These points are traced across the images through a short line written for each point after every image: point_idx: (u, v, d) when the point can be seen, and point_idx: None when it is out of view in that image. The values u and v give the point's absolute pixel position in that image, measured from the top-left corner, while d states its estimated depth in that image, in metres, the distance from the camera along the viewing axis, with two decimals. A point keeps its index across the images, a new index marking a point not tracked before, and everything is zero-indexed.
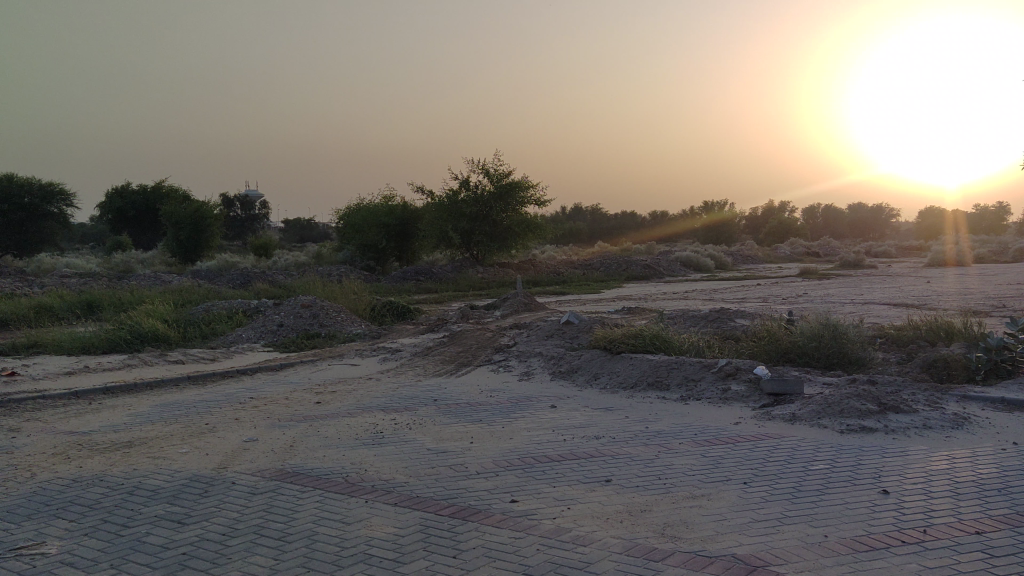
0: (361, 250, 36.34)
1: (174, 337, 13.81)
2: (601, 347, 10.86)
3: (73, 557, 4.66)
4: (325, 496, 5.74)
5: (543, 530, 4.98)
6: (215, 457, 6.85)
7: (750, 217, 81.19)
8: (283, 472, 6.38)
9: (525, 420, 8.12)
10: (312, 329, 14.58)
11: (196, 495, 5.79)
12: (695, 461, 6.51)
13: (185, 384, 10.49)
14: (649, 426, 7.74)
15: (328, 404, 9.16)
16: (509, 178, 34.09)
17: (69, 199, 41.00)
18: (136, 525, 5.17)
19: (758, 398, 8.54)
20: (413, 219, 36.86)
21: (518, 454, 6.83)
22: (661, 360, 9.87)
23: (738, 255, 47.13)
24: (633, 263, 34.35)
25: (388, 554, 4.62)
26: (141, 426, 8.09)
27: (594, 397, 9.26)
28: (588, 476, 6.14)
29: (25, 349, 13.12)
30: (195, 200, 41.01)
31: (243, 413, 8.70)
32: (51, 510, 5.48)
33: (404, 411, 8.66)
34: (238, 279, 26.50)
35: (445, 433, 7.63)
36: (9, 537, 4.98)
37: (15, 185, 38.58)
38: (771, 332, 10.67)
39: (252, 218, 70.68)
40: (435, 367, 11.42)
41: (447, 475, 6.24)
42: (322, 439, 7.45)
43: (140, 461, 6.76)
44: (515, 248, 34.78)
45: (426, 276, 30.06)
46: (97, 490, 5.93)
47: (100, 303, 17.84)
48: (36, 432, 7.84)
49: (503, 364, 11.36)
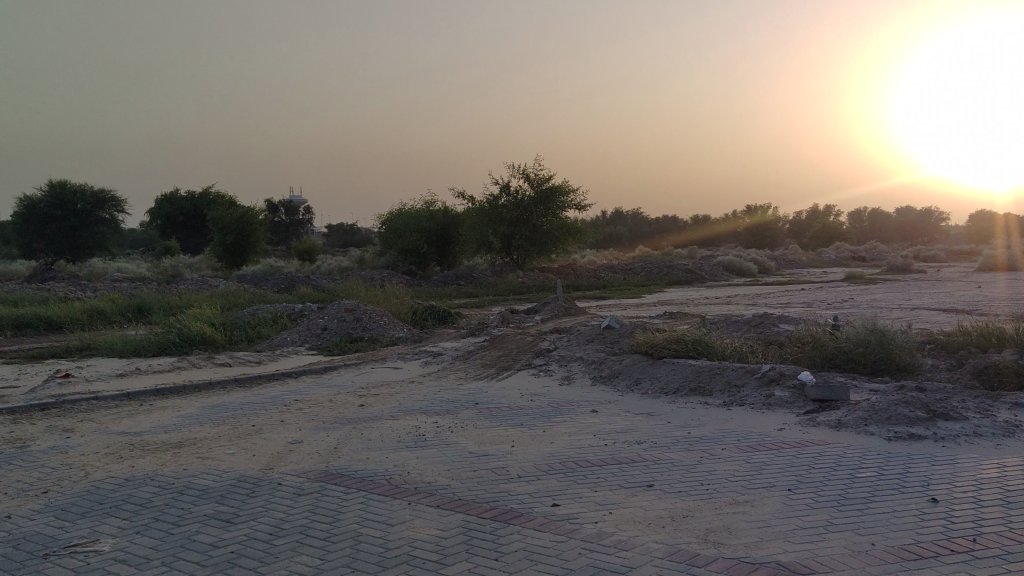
0: (402, 255, 36.60)
1: (220, 341, 14.08)
2: (642, 351, 10.81)
3: (126, 554, 4.78)
4: (369, 498, 5.82)
5: (584, 534, 4.99)
6: (261, 458, 6.97)
7: (794, 221, 80.24)
8: (328, 473, 6.48)
9: (566, 424, 8.13)
10: (355, 333, 14.73)
11: (244, 496, 5.89)
12: (738, 467, 6.47)
13: (232, 387, 10.68)
14: (691, 431, 7.70)
15: (371, 407, 9.27)
16: (549, 182, 34.09)
17: (120, 205, 41.87)
18: (186, 524, 5.28)
19: (802, 404, 8.45)
20: (455, 224, 37.02)
21: (560, 459, 6.84)
22: (704, 364, 9.81)
23: (781, 259, 46.58)
24: (675, 268, 34.18)
25: (430, 556, 4.67)
26: (190, 426, 8.28)
27: (635, 402, 9.23)
28: (630, 481, 6.13)
29: (78, 352, 13.49)
30: (241, 206, 41.65)
31: (288, 414, 8.84)
32: (103, 508, 5.63)
33: (445, 415, 8.72)
34: (282, 283, 26.90)
35: (487, 436, 7.68)
36: (64, 535, 5.12)
37: (68, 193, 39.53)
38: (816, 338, 10.54)
39: (296, 222, 71.58)
40: (476, 371, 11.47)
41: (488, 478, 6.28)
42: (366, 442, 7.55)
43: (189, 461, 6.90)
44: (556, 253, 34.79)
45: (467, 280, 30.22)
46: (149, 489, 6.08)
47: (150, 307, 18.24)
48: (89, 432, 8.06)
49: (544, 368, 11.40)
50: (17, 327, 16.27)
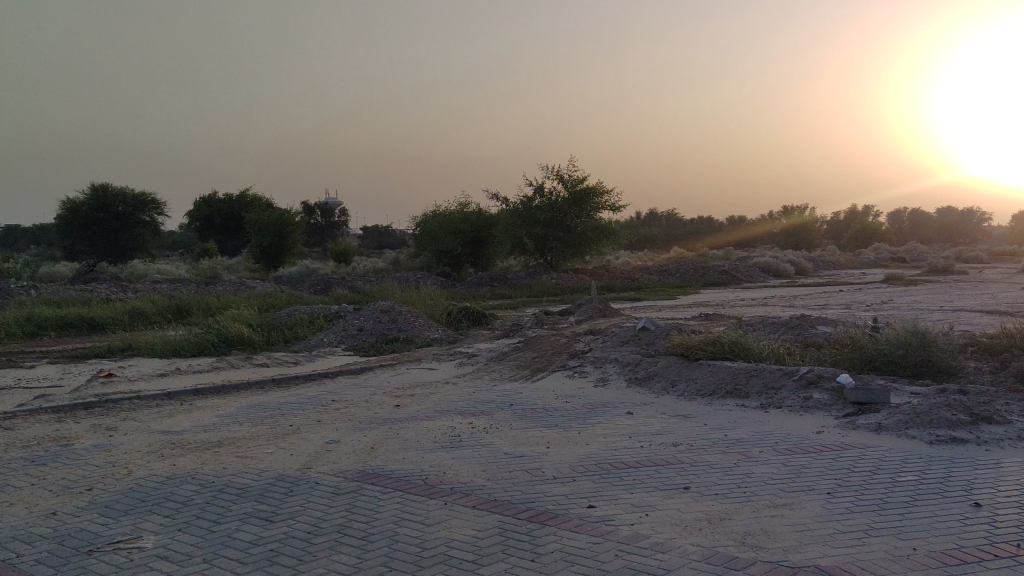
0: (436, 256, 36.74)
1: (258, 341, 14.25)
2: (678, 353, 10.75)
3: (169, 551, 4.86)
4: (405, 497, 5.85)
5: (620, 536, 4.98)
6: (299, 458, 7.04)
7: (832, 222, 79.27)
8: (365, 473, 6.53)
9: (601, 426, 8.11)
10: (391, 334, 14.82)
11: (282, 495, 5.96)
12: (777, 470, 6.42)
13: (270, 387, 10.80)
14: (728, 434, 7.65)
15: (407, 408, 9.32)
16: (583, 184, 34.03)
17: (160, 208, 42.49)
18: (227, 522, 5.35)
19: (841, 407, 8.36)
20: (489, 226, 37.10)
21: (595, 460, 6.83)
22: (740, 366, 9.73)
23: (818, 261, 46.03)
24: (710, 270, 33.93)
25: (467, 556, 4.69)
26: (229, 426, 8.39)
27: (671, 404, 9.18)
28: (666, 484, 6.11)
29: (120, 352, 13.73)
30: (278, 209, 42.07)
31: (325, 415, 8.93)
32: (146, 506, 5.73)
33: (481, 416, 8.74)
34: (319, 284, 27.14)
35: (522, 437, 7.70)
36: (108, 532, 5.22)
37: (110, 195, 40.19)
38: (855, 339, 10.40)
39: (332, 224, 72.16)
40: (511, 372, 11.48)
41: (523, 479, 6.29)
42: (403, 442, 7.60)
43: (228, 460, 7.00)
44: (590, 254, 34.70)
45: (501, 281, 30.27)
46: (190, 487, 6.16)
47: (189, 308, 18.51)
48: (132, 431, 8.20)
49: (579, 369, 11.37)
50: (61, 327, 16.59)
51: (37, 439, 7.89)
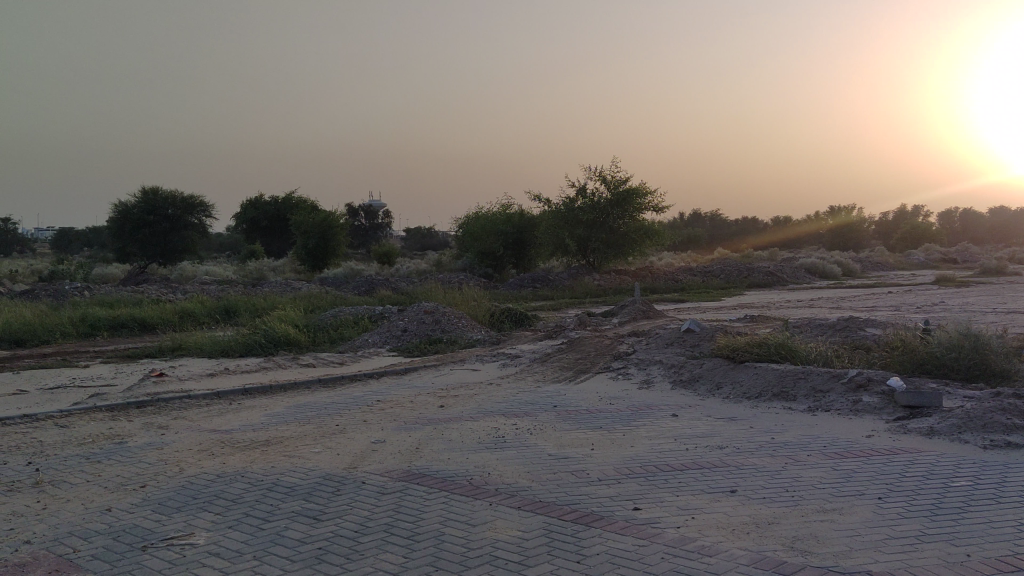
0: (478, 258, 36.85)
1: (304, 342, 14.43)
2: (724, 355, 10.66)
3: (220, 548, 4.94)
4: (451, 498, 5.88)
5: (667, 539, 4.96)
6: (345, 457, 7.12)
7: (880, 222, 77.94)
8: (411, 473, 6.59)
9: (646, 429, 8.07)
10: (434, 335, 14.91)
11: (329, 494, 6.03)
12: (825, 474, 6.33)
13: (316, 387, 10.93)
14: (774, 437, 7.56)
15: (451, 408, 9.36)
16: (625, 185, 33.86)
17: (208, 210, 43.20)
18: (276, 520, 5.43)
19: (892, 411, 8.22)
20: (531, 227, 37.11)
21: (640, 463, 6.80)
22: (788, 369, 9.62)
23: (866, 261, 45.25)
24: (755, 271, 33.57)
25: (513, 556, 4.71)
26: (277, 425, 8.51)
27: (717, 407, 9.09)
28: (713, 487, 6.06)
29: (170, 353, 14.00)
30: (324, 211, 42.52)
31: (370, 414, 9.02)
32: (197, 503, 5.84)
33: (525, 417, 8.75)
34: (363, 286, 27.38)
35: (566, 439, 7.68)
36: (161, 528, 5.33)
37: (159, 198, 41.00)
38: (905, 342, 10.21)
39: (375, 226, 72.80)
40: (554, 374, 11.49)
41: (568, 481, 6.28)
42: (447, 442, 7.64)
43: (276, 459, 7.09)
44: (633, 255, 34.53)
45: (543, 283, 30.27)
46: (239, 486, 6.27)
47: (236, 308, 18.81)
48: (183, 430, 8.36)
49: (622, 371, 11.33)
50: (114, 327, 16.97)
51: (91, 436, 8.08)
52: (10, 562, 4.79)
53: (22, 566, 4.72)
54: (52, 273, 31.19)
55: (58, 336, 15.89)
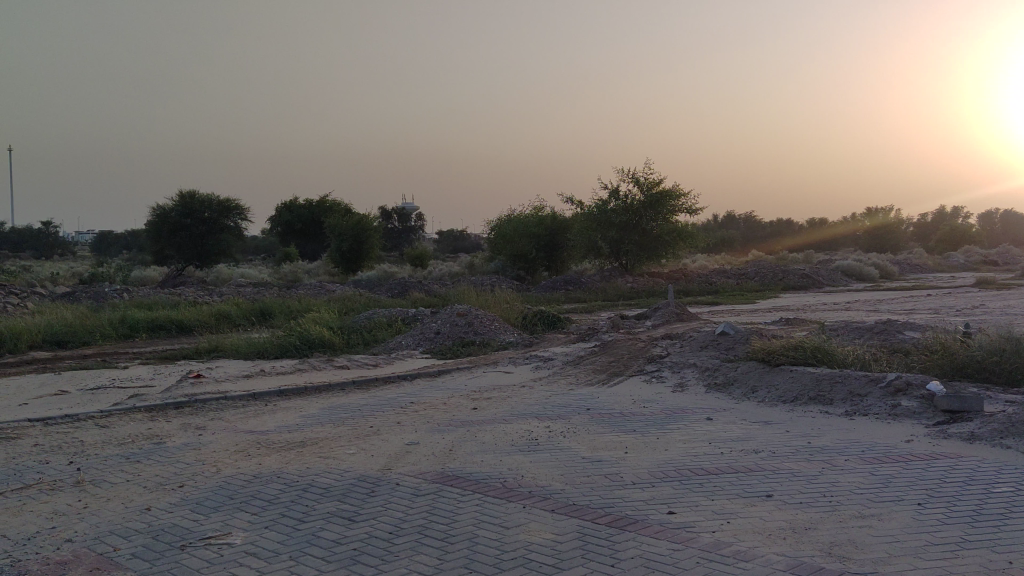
0: (511, 260, 36.90)
1: (338, 344, 14.53)
2: (759, 358, 10.55)
3: (256, 548, 4.99)
4: (485, 500, 5.89)
5: (702, 543, 4.92)
6: (379, 459, 7.16)
7: (919, 224, 76.77)
8: (444, 475, 6.60)
9: (680, 432, 8.02)
10: (467, 337, 14.94)
11: (364, 495, 6.06)
12: (864, 479, 6.24)
13: (351, 389, 11.00)
14: (811, 442, 7.48)
15: (484, 411, 9.38)
16: (659, 187, 33.65)
17: (244, 213, 43.64)
18: (311, 521, 5.47)
19: (931, 415, 8.09)
20: (563, 230, 37.04)
21: (675, 466, 6.76)
22: (824, 373, 9.50)
23: (905, 264, 44.61)
24: (790, 274, 33.24)
25: (546, 559, 4.70)
26: (312, 426, 8.58)
27: (752, 410, 9.02)
28: (749, 491, 6.00)
29: (207, 354, 14.18)
30: (357, 214, 42.78)
31: (404, 416, 9.06)
32: (234, 503, 5.90)
33: (558, 420, 8.74)
34: (396, 287, 27.55)
35: (600, 442, 7.66)
36: (199, 527, 5.40)
37: (196, 202, 41.52)
38: (945, 345, 10.03)
39: (409, 229, 73.20)
40: (587, 376, 11.47)
41: (602, 484, 6.26)
42: (481, 444, 7.65)
43: (312, 460, 7.15)
44: (666, 257, 34.35)
45: (575, 285, 30.25)
46: (275, 487, 6.32)
47: (271, 311, 18.99)
48: (220, 430, 8.46)
49: (656, 374, 11.27)
50: (152, 329, 17.22)
51: (130, 437, 8.20)
52: (53, 559, 4.88)
53: (64, 564, 4.80)
54: (92, 276, 31.72)
55: (98, 337, 16.16)
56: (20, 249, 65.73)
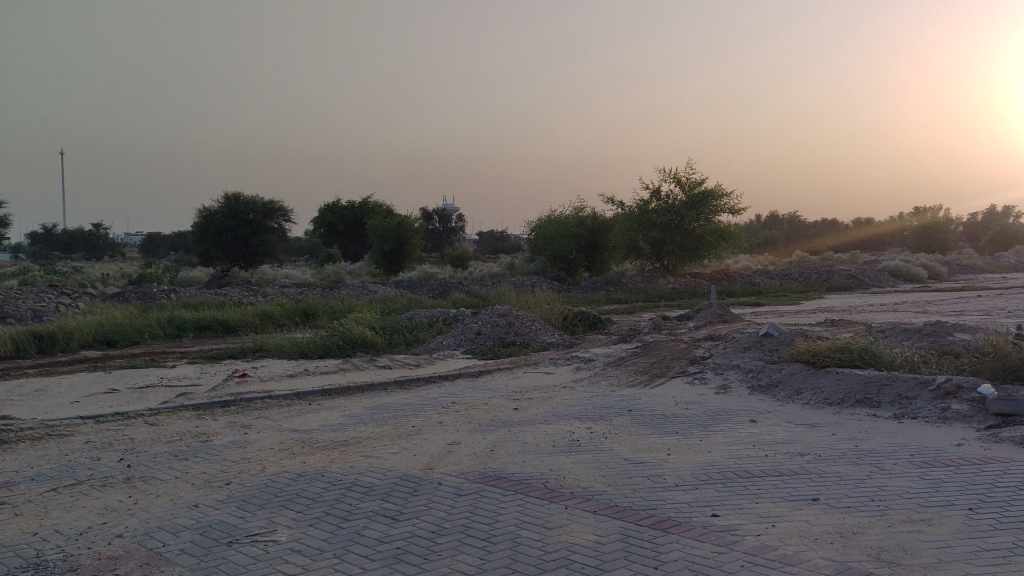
0: (551, 261, 36.90)
1: (380, 344, 14.65)
2: (803, 360, 10.42)
3: (301, 545, 5.05)
4: (526, 501, 5.89)
5: (747, 547, 4.87)
6: (422, 458, 7.20)
7: (968, 224, 75.11)
8: (486, 475, 6.63)
9: (723, 434, 7.94)
10: (508, 338, 14.97)
11: (407, 494, 6.10)
12: (913, 483, 6.13)
13: (393, 388, 11.07)
14: (858, 445, 7.35)
15: (525, 411, 9.38)
16: (701, 186, 33.35)
17: (288, 214, 44.18)
18: (355, 519, 5.52)
19: (983, 418, 7.92)
20: (604, 231, 36.88)
21: (718, 469, 6.69)
22: (871, 375, 9.34)
23: (954, 264, 43.69)
24: (835, 274, 32.75)
25: (589, 561, 4.69)
26: (355, 426, 8.65)
27: (797, 412, 8.90)
28: (794, 494, 5.93)
29: (252, 354, 14.38)
30: (399, 215, 43.07)
31: (445, 416, 9.10)
32: (280, 501, 5.97)
33: (600, 421, 8.71)
34: (437, 288, 27.71)
35: (642, 444, 7.62)
36: (246, 524, 5.47)
37: (241, 204, 42.14)
38: (998, 347, 9.81)
39: (449, 230, 73.49)
40: (629, 378, 11.41)
41: (644, 486, 6.22)
42: (523, 445, 7.65)
43: (356, 459, 7.21)
44: (708, 258, 34.02)
45: (616, 285, 30.12)
46: (319, 485, 6.40)
47: (315, 311, 19.20)
48: (265, 428, 8.58)
49: (699, 375, 11.19)
50: (198, 329, 17.50)
51: (177, 435, 8.34)
52: (104, 554, 4.98)
53: (115, 559, 4.90)
54: (141, 276, 32.35)
55: (147, 337, 16.48)
56: (72, 250, 67.41)
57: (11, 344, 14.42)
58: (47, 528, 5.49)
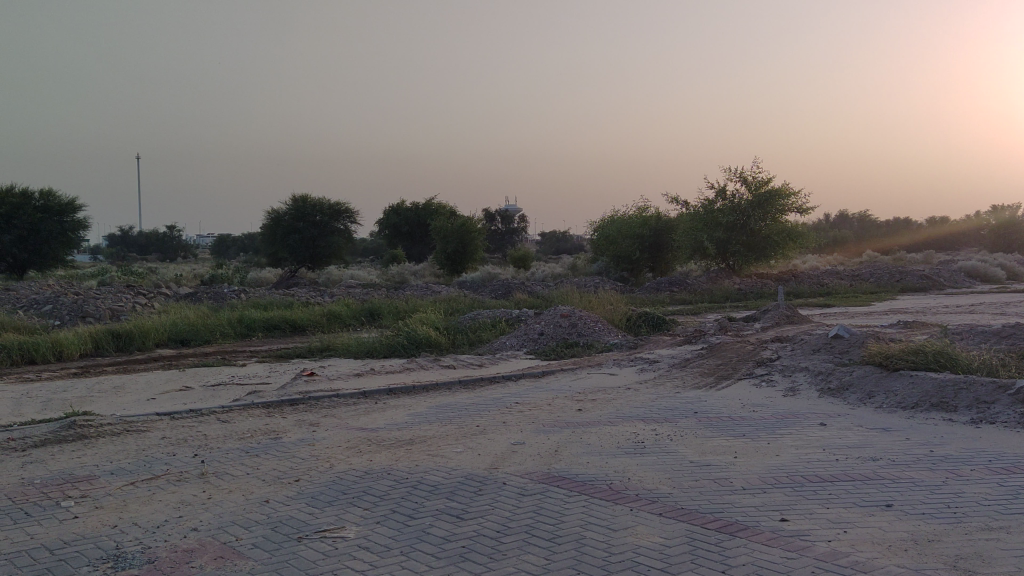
0: (614, 262, 36.72)
1: (445, 344, 14.75)
2: (876, 363, 10.16)
3: (368, 542, 5.12)
4: (591, 502, 5.86)
5: (817, 552, 4.77)
6: (487, 457, 7.25)
7: None
8: (551, 475, 6.62)
9: (792, 438, 7.79)
10: (571, 338, 14.96)
11: (472, 493, 6.14)
12: (991, 490, 5.93)
13: (457, 388, 11.15)
14: (934, 450, 7.15)
15: (589, 412, 9.34)
16: (768, 186, 32.79)
17: (354, 216, 44.84)
18: (420, 517, 5.57)
19: None
20: (668, 231, 36.53)
21: (787, 472, 6.58)
22: (947, 378, 9.05)
23: None
24: (908, 275, 31.87)
25: (655, 563, 4.66)
26: (420, 425, 8.74)
27: (869, 417, 8.68)
28: (867, 500, 5.79)
29: (320, 353, 14.62)
30: (462, 217, 43.34)
31: (510, 416, 9.12)
32: (347, 499, 6.06)
33: (665, 423, 8.62)
34: (500, 288, 27.81)
35: (709, 446, 7.52)
36: (315, 520, 5.57)
37: (309, 205, 43.02)
38: None
39: (511, 231, 73.71)
40: (694, 380, 11.25)
41: (710, 489, 6.15)
42: (586, 446, 7.63)
43: (421, 458, 7.29)
44: (776, 258, 33.41)
45: (680, 286, 29.77)
46: (386, 483, 6.48)
47: (380, 311, 19.44)
48: (333, 427, 8.72)
49: (766, 378, 10.99)
50: (268, 329, 17.87)
51: (249, 432, 8.53)
52: (180, 547, 5.12)
53: (190, 552, 5.03)
54: (212, 277, 33.24)
55: (218, 336, 16.90)
56: (148, 252, 69.62)
57: (90, 343, 14.94)
58: (125, 521, 5.67)
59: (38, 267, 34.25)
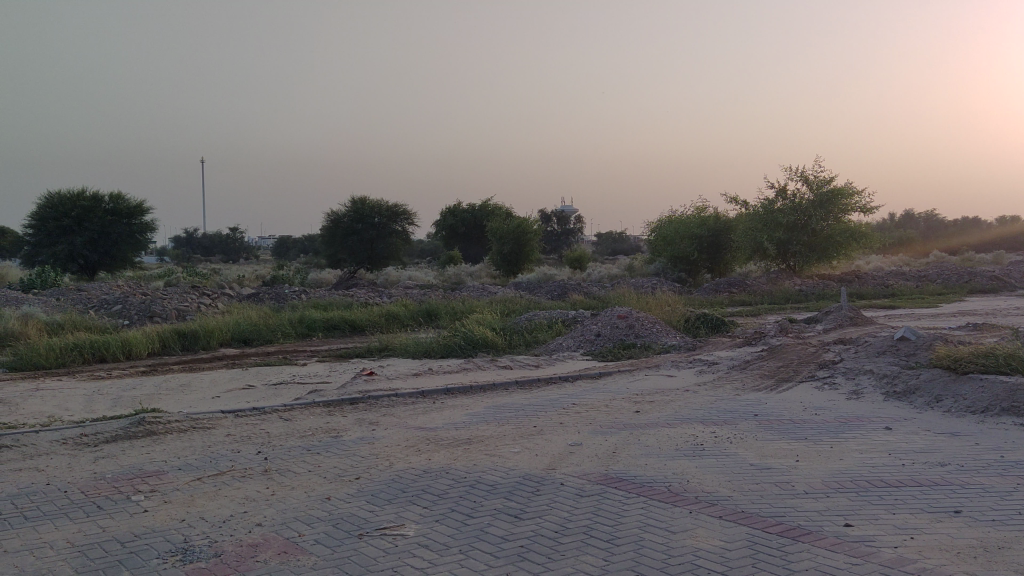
0: (672, 262, 36.39)
1: (501, 344, 14.82)
2: (944, 366, 9.89)
3: (428, 540, 5.17)
4: (650, 504, 5.83)
5: (882, 559, 4.66)
6: (544, 458, 7.25)
7: None
8: (609, 477, 6.60)
9: (856, 442, 7.63)
10: (628, 339, 14.89)
11: (530, 493, 6.16)
12: None
13: (514, 389, 11.18)
14: (1004, 455, 6.94)
15: (646, 414, 9.29)
16: (830, 185, 32.19)
17: (411, 218, 45.28)
18: (479, 516, 5.61)
19: None
20: (727, 231, 36.08)
21: (850, 477, 6.45)
22: (1019, 381, 8.78)
23: None
24: (977, 275, 31.00)
25: (716, 566, 4.61)
26: (478, 425, 8.79)
27: (936, 421, 8.46)
28: (936, 506, 5.64)
29: (378, 353, 14.78)
30: (518, 218, 43.45)
31: (567, 417, 9.11)
32: (406, 497, 6.12)
33: (724, 425, 8.52)
34: (556, 288, 27.80)
35: (770, 450, 7.40)
36: (375, 518, 5.63)
37: (367, 207, 43.57)
38: None
39: (568, 232, 73.65)
40: (754, 382, 11.10)
41: (772, 492, 6.06)
42: (644, 447, 7.59)
43: (479, 457, 7.33)
44: (838, 258, 32.78)
45: (739, 288, 29.38)
46: (444, 482, 6.53)
47: (437, 311, 19.60)
48: (392, 425, 8.83)
49: (829, 380, 10.79)
50: (327, 328, 18.15)
51: (310, 430, 8.67)
52: (245, 542, 5.23)
53: (255, 547, 5.14)
54: (274, 278, 33.96)
55: (279, 335, 17.21)
56: (212, 253, 71.38)
57: (157, 342, 15.34)
58: (194, 515, 5.82)
59: (109, 268, 35.34)
